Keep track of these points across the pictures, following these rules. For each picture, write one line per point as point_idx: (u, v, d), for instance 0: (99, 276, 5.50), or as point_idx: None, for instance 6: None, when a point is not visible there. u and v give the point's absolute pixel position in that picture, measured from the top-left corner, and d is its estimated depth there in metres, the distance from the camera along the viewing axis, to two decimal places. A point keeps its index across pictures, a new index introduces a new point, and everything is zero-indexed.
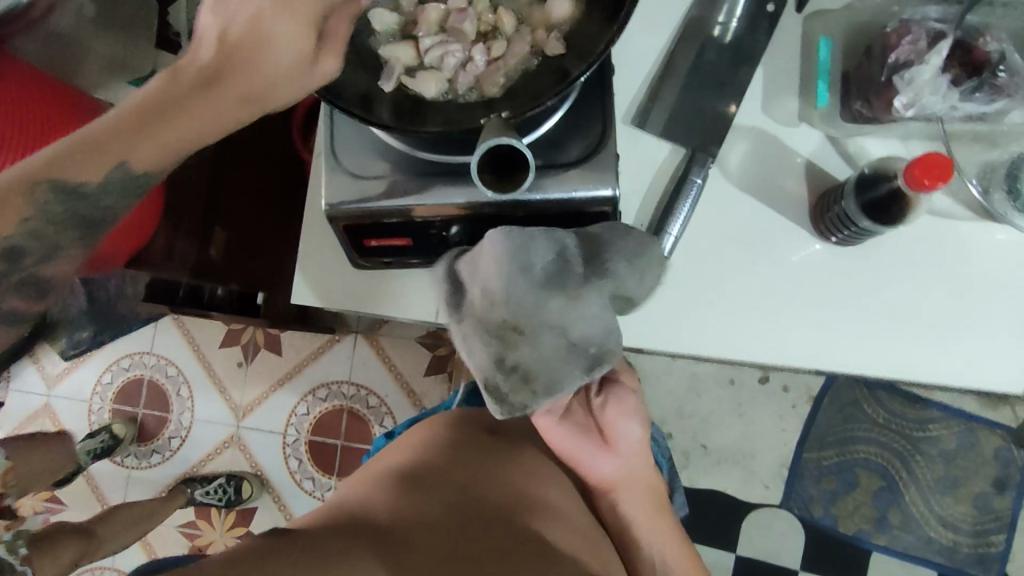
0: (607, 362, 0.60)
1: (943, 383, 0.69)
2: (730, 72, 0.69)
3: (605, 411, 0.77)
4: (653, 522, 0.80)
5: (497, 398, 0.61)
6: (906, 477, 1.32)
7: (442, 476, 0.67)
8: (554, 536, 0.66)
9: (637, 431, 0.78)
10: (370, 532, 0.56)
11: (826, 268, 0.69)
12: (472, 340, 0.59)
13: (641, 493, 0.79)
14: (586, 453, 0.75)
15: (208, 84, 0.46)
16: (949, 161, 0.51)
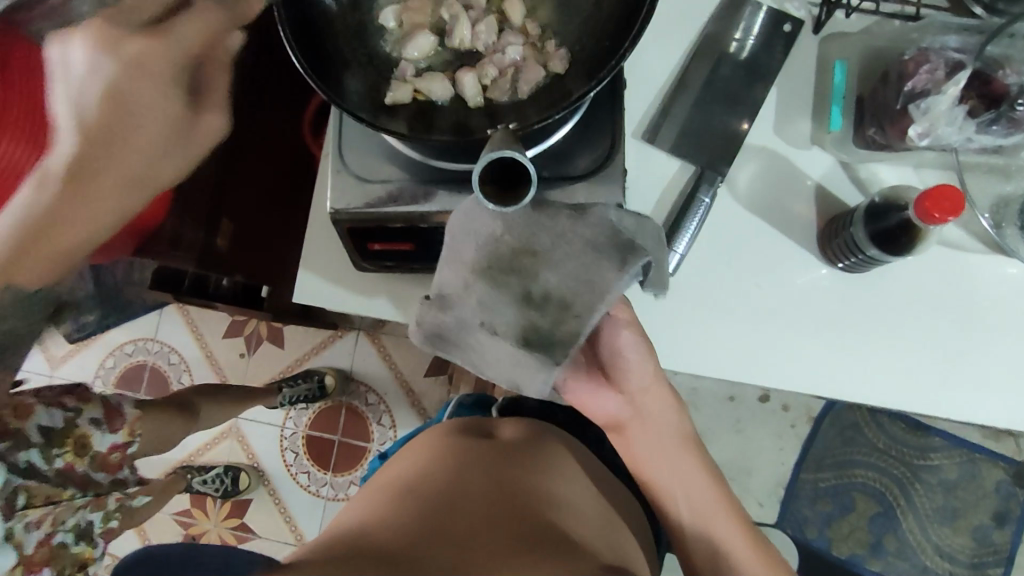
0: (638, 252, 0.55)
1: (942, 415, 0.68)
2: (744, 90, 0.68)
3: (611, 344, 0.61)
4: (681, 470, 0.66)
5: (546, 344, 0.55)
6: (904, 504, 1.31)
7: (448, 484, 0.64)
8: (575, 532, 0.64)
9: (650, 365, 0.63)
10: (382, 552, 0.53)
11: (830, 293, 0.68)
12: (475, 305, 0.55)
13: (660, 437, 0.66)
14: (591, 398, 0.64)
15: (101, 144, 0.45)
16: (960, 193, 0.50)
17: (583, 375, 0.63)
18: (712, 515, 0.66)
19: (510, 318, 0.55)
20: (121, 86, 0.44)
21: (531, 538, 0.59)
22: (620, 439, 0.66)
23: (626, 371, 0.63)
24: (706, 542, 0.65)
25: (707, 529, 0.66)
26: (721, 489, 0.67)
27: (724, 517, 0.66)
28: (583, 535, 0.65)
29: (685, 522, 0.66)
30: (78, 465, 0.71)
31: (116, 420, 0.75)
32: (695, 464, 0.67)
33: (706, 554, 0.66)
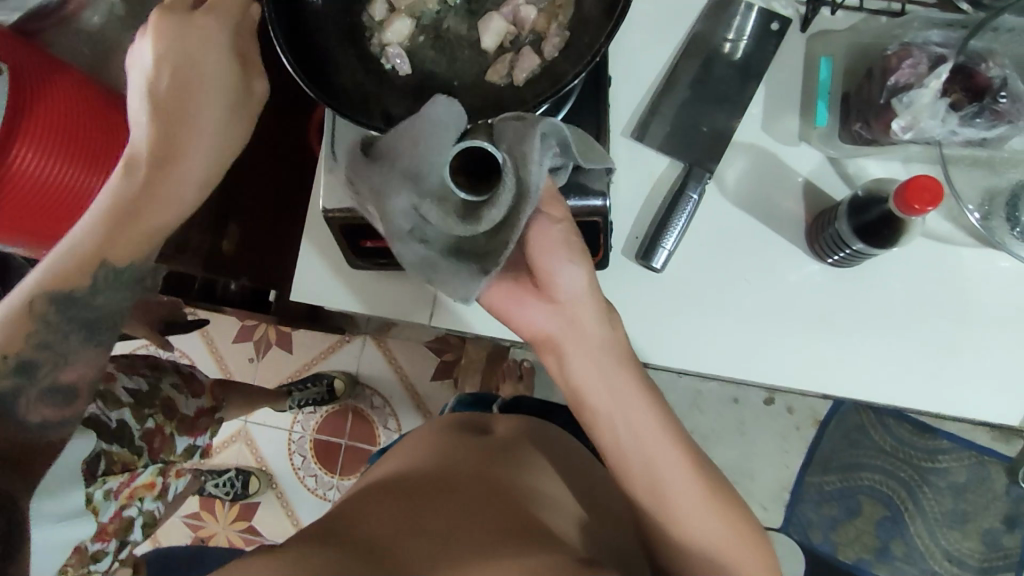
0: (539, 123, 0.48)
1: (937, 412, 0.68)
2: (732, 89, 0.69)
3: (533, 245, 0.54)
4: (620, 389, 0.59)
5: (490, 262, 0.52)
6: (912, 508, 1.29)
7: (428, 479, 0.66)
8: (551, 522, 0.65)
9: (579, 271, 0.56)
10: (356, 540, 0.55)
11: (822, 289, 0.68)
12: (408, 209, 0.51)
13: (596, 359, 0.58)
14: (517, 309, 0.58)
15: (165, 120, 0.55)
16: (940, 187, 0.52)
17: (508, 280, 0.57)
18: (653, 436, 0.59)
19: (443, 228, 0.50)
20: (172, 81, 0.55)
21: (505, 526, 0.60)
22: (552, 356, 0.60)
23: (549, 277, 0.55)
24: (648, 472, 0.59)
25: (648, 456, 0.59)
26: (662, 408, 0.61)
27: (663, 435, 0.60)
28: (558, 524, 0.65)
29: (627, 452, 0.59)
30: (164, 426, 0.84)
31: (193, 387, 0.93)
32: (635, 382, 0.60)
33: (648, 484, 0.59)
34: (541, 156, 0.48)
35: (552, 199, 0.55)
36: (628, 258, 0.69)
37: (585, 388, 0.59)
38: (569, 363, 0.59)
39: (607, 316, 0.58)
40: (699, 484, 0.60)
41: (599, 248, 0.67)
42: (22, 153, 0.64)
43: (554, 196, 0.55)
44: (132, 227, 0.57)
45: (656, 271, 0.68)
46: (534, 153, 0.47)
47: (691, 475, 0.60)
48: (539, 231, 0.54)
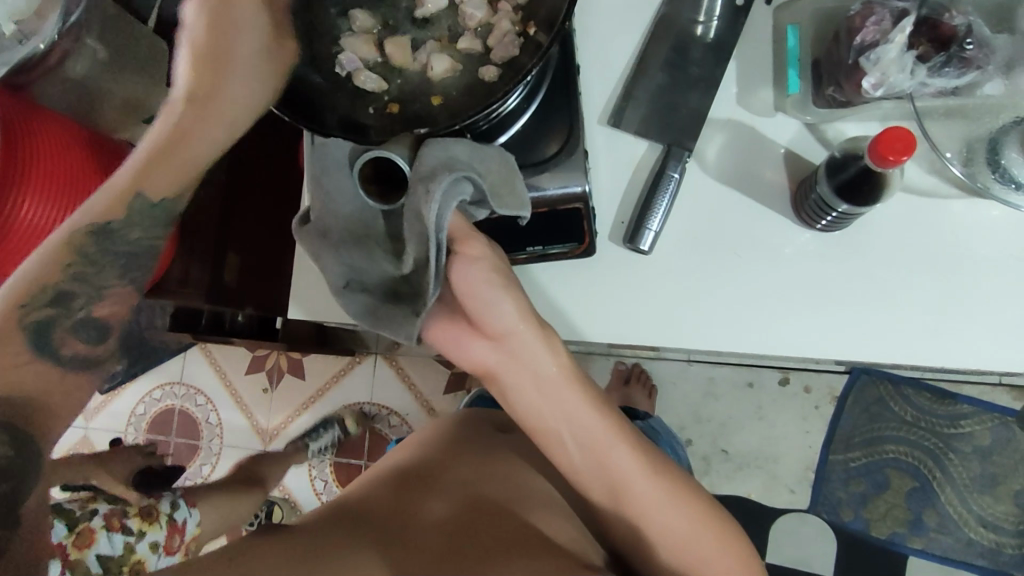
0: (445, 175, 0.53)
1: (944, 368, 0.67)
2: (706, 67, 0.69)
3: (456, 281, 0.55)
4: (568, 408, 0.58)
5: (411, 293, 0.58)
6: (939, 476, 1.27)
7: (444, 477, 0.67)
8: (557, 531, 0.64)
9: (511, 302, 0.55)
10: (372, 533, 0.57)
11: (814, 256, 0.68)
12: (339, 268, 0.59)
13: (534, 385, 0.58)
14: (453, 342, 0.58)
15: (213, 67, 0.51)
16: (910, 135, 0.52)
17: (443, 316, 0.57)
18: (610, 449, 0.59)
19: (379, 272, 0.59)
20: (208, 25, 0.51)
21: (512, 531, 0.61)
22: (495, 386, 0.59)
23: (483, 309, 0.55)
24: (606, 478, 0.60)
25: (606, 468, 0.59)
26: (615, 420, 0.60)
27: (619, 446, 0.59)
28: (562, 532, 0.64)
29: (584, 468, 0.60)
30: None
31: None
32: (584, 398, 0.59)
33: (607, 490, 0.60)
34: (443, 208, 0.53)
35: (465, 237, 0.56)
36: (616, 243, 0.70)
37: (532, 412, 0.59)
38: (512, 391, 0.58)
39: (548, 343, 0.57)
40: (662, 489, 0.60)
41: (584, 236, 0.66)
42: (15, 201, 0.65)
43: (469, 234, 0.56)
44: (178, 152, 0.53)
45: (645, 253, 0.68)
46: (437, 190, 0.52)
47: (655, 483, 0.60)
48: (458, 268, 0.55)
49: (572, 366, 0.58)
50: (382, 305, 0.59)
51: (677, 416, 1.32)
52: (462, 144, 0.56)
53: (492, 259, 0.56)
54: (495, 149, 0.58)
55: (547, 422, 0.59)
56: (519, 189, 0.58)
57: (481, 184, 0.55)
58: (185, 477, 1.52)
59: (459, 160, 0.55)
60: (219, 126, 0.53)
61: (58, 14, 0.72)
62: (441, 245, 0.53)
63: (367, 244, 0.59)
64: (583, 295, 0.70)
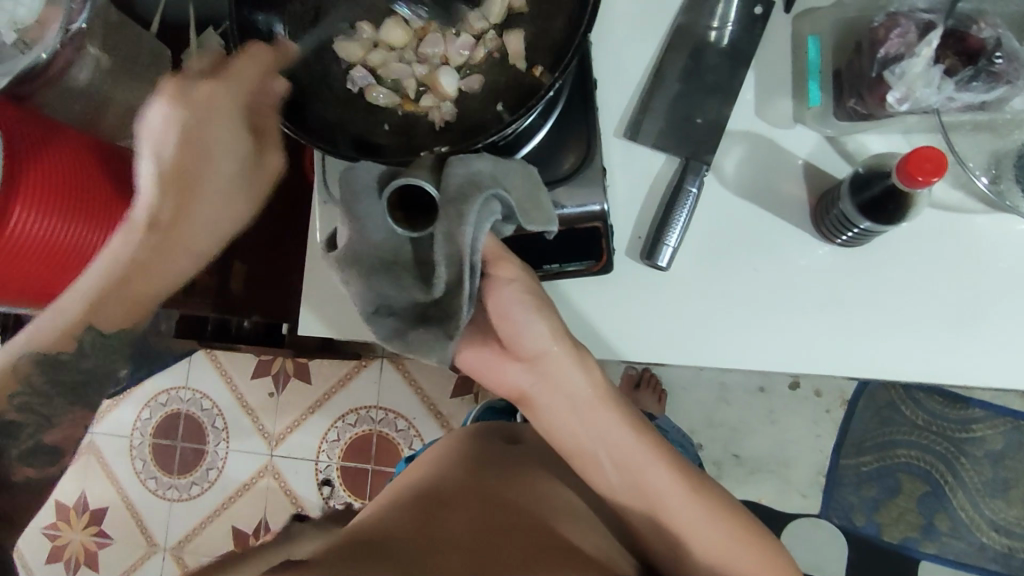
0: (476, 195, 0.51)
1: (967, 383, 0.66)
2: (724, 78, 0.68)
3: (490, 305, 0.55)
4: (601, 429, 0.58)
5: (442, 318, 0.54)
6: (952, 481, 1.26)
7: (473, 489, 0.66)
8: (588, 544, 0.63)
9: (544, 323, 0.55)
10: (409, 541, 0.54)
11: (835, 270, 0.66)
12: (365, 294, 0.55)
13: (568, 405, 0.57)
14: (487, 367, 0.57)
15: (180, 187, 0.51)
16: (942, 156, 0.51)
17: (475, 342, 0.57)
18: (647, 469, 0.58)
19: (409, 299, 0.55)
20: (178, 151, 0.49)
21: (548, 545, 0.59)
22: (527, 410, 0.59)
23: (516, 333, 0.55)
24: (643, 497, 0.59)
25: (643, 486, 0.58)
26: (649, 439, 0.59)
27: (655, 465, 0.58)
28: (593, 546, 0.63)
29: (620, 488, 0.59)
30: None
31: None
32: (617, 418, 0.58)
33: (647, 511, 0.59)
34: (476, 232, 0.51)
35: (498, 258, 0.55)
36: (633, 259, 0.69)
37: (565, 431, 0.58)
38: (546, 411, 0.58)
39: (581, 364, 0.57)
40: (705, 509, 0.59)
41: (601, 254, 0.65)
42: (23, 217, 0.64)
43: (502, 253, 0.55)
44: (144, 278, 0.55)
45: (663, 269, 0.67)
46: (469, 213, 0.51)
47: (696, 503, 0.59)
48: (491, 291, 0.54)
49: (605, 387, 0.58)
50: (414, 332, 0.55)
51: (687, 421, 1.31)
52: (484, 158, 0.54)
53: (526, 280, 0.55)
54: (518, 163, 0.57)
55: (580, 443, 0.58)
56: (544, 202, 0.57)
57: (509, 201, 0.54)
58: (192, 481, 1.52)
59: (485, 177, 0.53)
60: (189, 244, 0.54)
61: (59, 23, 0.69)
62: (474, 268, 0.51)
63: (394, 270, 0.55)
64: (599, 311, 0.69)
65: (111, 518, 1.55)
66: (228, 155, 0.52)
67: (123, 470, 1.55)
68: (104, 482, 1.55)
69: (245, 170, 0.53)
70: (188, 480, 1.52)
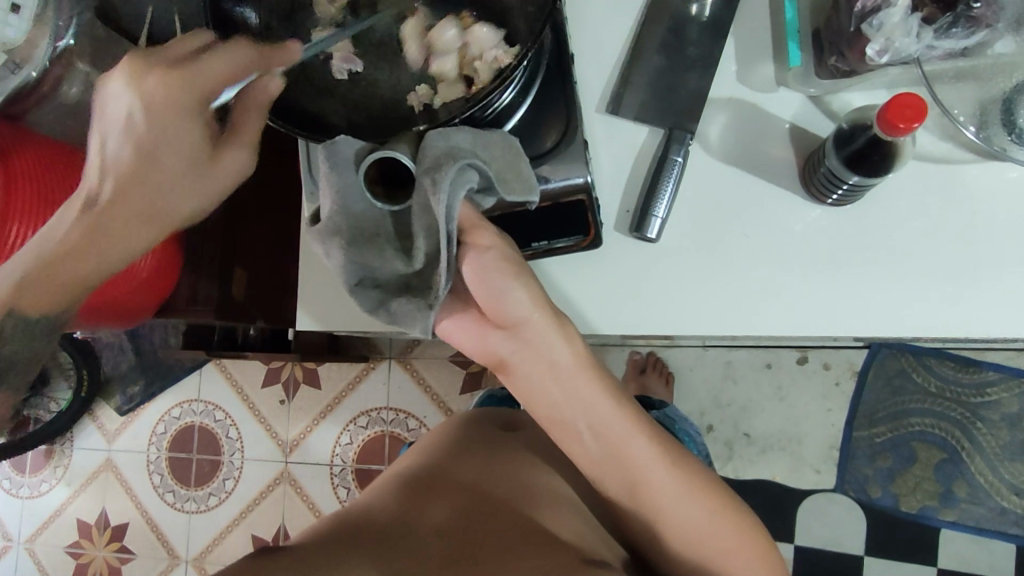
0: (451, 163, 0.51)
1: (971, 338, 0.65)
2: (705, 47, 0.67)
3: (468, 273, 0.55)
4: (582, 400, 0.58)
5: (422, 291, 0.55)
6: (968, 447, 1.24)
7: (448, 480, 0.66)
8: (565, 528, 0.62)
9: (524, 291, 0.55)
10: (374, 541, 0.55)
11: (829, 232, 0.66)
12: (348, 266, 0.56)
13: (545, 375, 0.57)
14: (466, 335, 0.58)
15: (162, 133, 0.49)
16: (921, 101, 0.51)
17: (456, 309, 0.58)
18: (625, 441, 0.58)
19: (390, 270, 0.56)
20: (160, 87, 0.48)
21: (518, 533, 0.59)
22: (508, 377, 0.59)
23: (495, 300, 0.55)
24: (622, 471, 0.59)
25: (621, 459, 0.58)
26: (631, 410, 0.59)
27: (636, 435, 0.59)
28: (569, 528, 0.62)
29: (597, 461, 0.59)
30: None
31: None
32: (598, 389, 0.58)
33: (623, 487, 0.59)
34: (451, 201, 0.51)
35: (473, 227, 0.55)
36: (622, 233, 0.68)
37: (545, 403, 0.58)
38: (525, 380, 0.58)
39: (562, 332, 0.57)
40: (681, 482, 0.59)
41: (589, 228, 0.65)
42: (18, 232, 0.64)
43: (477, 223, 0.55)
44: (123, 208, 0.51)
45: (653, 241, 0.67)
46: (445, 181, 0.51)
47: (672, 477, 0.59)
48: (469, 259, 0.54)
49: (586, 357, 0.58)
50: (397, 302, 0.56)
51: (697, 403, 1.30)
52: (464, 132, 0.54)
53: (503, 248, 0.55)
54: (500, 132, 0.57)
55: (559, 414, 0.58)
56: (527, 172, 0.57)
57: (488, 171, 0.54)
58: (209, 493, 1.53)
59: (463, 149, 0.53)
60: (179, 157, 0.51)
61: (47, 41, 0.70)
62: (451, 237, 0.52)
63: (377, 243, 0.56)
64: (591, 285, 0.69)
65: (132, 533, 1.56)
66: (190, 142, 0.51)
67: (141, 485, 1.57)
68: (123, 498, 1.57)
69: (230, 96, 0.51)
70: (205, 492, 1.53)
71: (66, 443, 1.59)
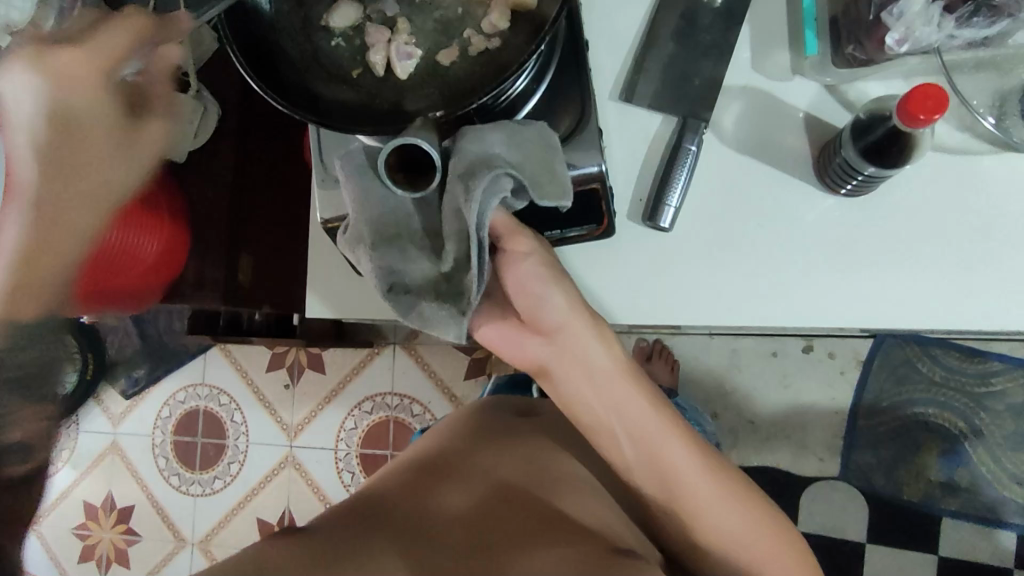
0: (485, 172, 0.51)
1: (980, 329, 0.65)
2: (721, 35, 0.66)
3: (508, 278, 0.55)
4: (621, 406, 0.58)
5: (455, 292, 0.55)
6: (971, 436, 1.24)
7: (469, 464, 0.66)
8: (587, 516, 0.62)
9: (560, 296, 0.55)
10: (398, 524, 0.56)
11: (841, 224, 0.66)
12: (374, 269, 0.55)
13: (583, 378, 0.57)
14: (506, 341, 0.57)
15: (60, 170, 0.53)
16: (943, 92, 0.50)
17: (494, 316, 0.57)
18: (665, 448, 0.59)
19: (417, 270, 0.55)
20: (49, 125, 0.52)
21: (539, 522, 0.59)
22: (548, 381, 0.58)
23: (537, 305, 0.55)
24: (658, 474, 0.59)
25: (657, 464, 0.59)
26: (668, 414, 0.59)
27: (675, 443, 0.59)
28: (592, 515, 0.63)
29: (635, 467, 0.59)
30: None
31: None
32: (637, 394, 0.58)
33: (659, 488, 0.60)
34: (485, 207, 0.52)
35: (513, 233, 0.55)
36: (634, 222, 0.68)
37: (582, 406, 0.58)
38: (565, 384, 0.57)
39: (603, 339, 0.56)
40: (716, 486, 0.60)
41: (602, 217, 0.66)
42: None
43: (516, 229, 0.55)
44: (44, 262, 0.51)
45: (665, 230, 0.67)
46: (477, 192, 0.50)
47: (707, 478, 0.60)
48: (509, 267, 0.55)
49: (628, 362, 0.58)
50: (430, 307, 0.55)
51: (701, 390, 1.31)
52: (498, 132, 0.54)
53: (542, 253, 0.55)
54: (534, 125, 0.56)
55: (598, 418, 0.58)
56: (560, 172, 0.56)
57: (522, 178, 0.53)
58: (214, 476, 1.54)
59: (499, 158, 0.53)
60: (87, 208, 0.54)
61: (52, 24, 0.68)
62: (483, 244, 0.52)
63: (400, 241, 0.55)
64: (602, 273, 0.68)
65: (138, 515, 1.57)
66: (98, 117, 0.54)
67: (146, 468, 1.58)
68: (128, 480, 1.58)
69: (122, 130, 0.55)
70: (210, 476, 1.54)
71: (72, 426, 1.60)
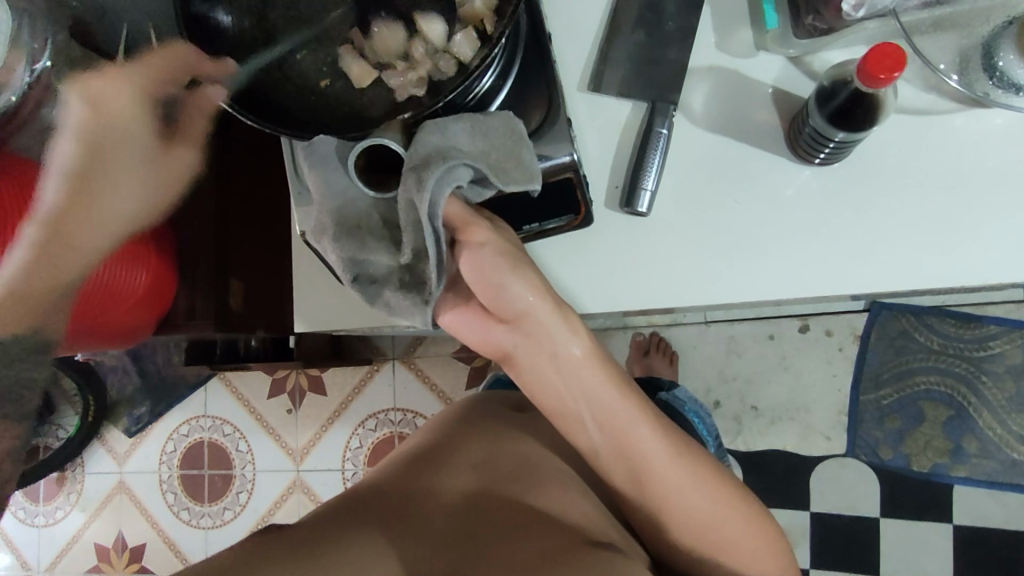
0: (438, 163, 0.51)
1: (965, 287, 0.65)
2: (683, 18, 0.67)
3: (466, 270, 0.54)
4: (586, 393, 0.56)
5: (418, 283, 0.56)
6: (975, 401, 1.24)
7: (453, 459, 0.67)
8: (568, 508, 0.61)
9: (521, 282, 0.54)
10: (380, 516, 0.56)
11: (818, 193, 0.66)
12: (341, 262, 0.57)
13: (545, 362, 0.56)
14: (470, 326, 0.57)
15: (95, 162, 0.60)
16: (900, 50, 0.51)
17: (457, 304, 0.58)
18: (630, 432, 0.57)
19: (380, 263, 0.57)
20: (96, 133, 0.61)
21: (519, 515, 0.59)
22: (514, 368, 0.58)
23: (493, 293, 0.54)
24: (626, 461, 0.58)
25: (632, 455, 0.58)
26: (639, 403, 0.57)
27: (640, 427, 0.57)
28: (575, 508, 0.62)
29: (602, 451, 0.58)
30: None
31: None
32: (605, 379, 0.56)
33: (629, 477, 0.59)
34: (434, 197, 0.52)
35: (466, 224, 0.54)
36: (613, 210, 0.68)
37: (551, 394, 0.57)
38: (532, 369, 0.57)
39: (564, 320, 0.55)
40: (687, 470, 0.59)
41: (580, 207, 0.66)
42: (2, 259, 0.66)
43: (468, 220, 0.54)
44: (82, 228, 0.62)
45: (644, 215, 0.67)
46: (428, 182, 0.51)
47: (684, 468, 0.59)
48: (465, 258, 0.54)
49: (598, 350, 0.56)
50: (395, 297, 0.57)
51: (703, 379, 1.31)
52: (462, 122, 0.54)
53: (498, 242, 0.54)
54: (501, 112, 0.56)
55: (567, 405, 0.58)
56: (527, 159, 0.56)
57: (479, 166, 0.53)
58: (223, 507, 1.53)
59: (454, 148, 0.53)
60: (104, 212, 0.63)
61: (23, 66, 0.68)
62: (438, 233, 0.53)
63: (359, 234, 0.57)
64: (585, 264, 0.69)
65: (150, 554, 1.56)
66: (139, 125, 0.60)
67: (154, 505, 1.57)
68: (138, 519, 1.57)
69: (157, 133, 0.60)
70: (219, 507, 1.53)
71: (77, 469, 1.60)
